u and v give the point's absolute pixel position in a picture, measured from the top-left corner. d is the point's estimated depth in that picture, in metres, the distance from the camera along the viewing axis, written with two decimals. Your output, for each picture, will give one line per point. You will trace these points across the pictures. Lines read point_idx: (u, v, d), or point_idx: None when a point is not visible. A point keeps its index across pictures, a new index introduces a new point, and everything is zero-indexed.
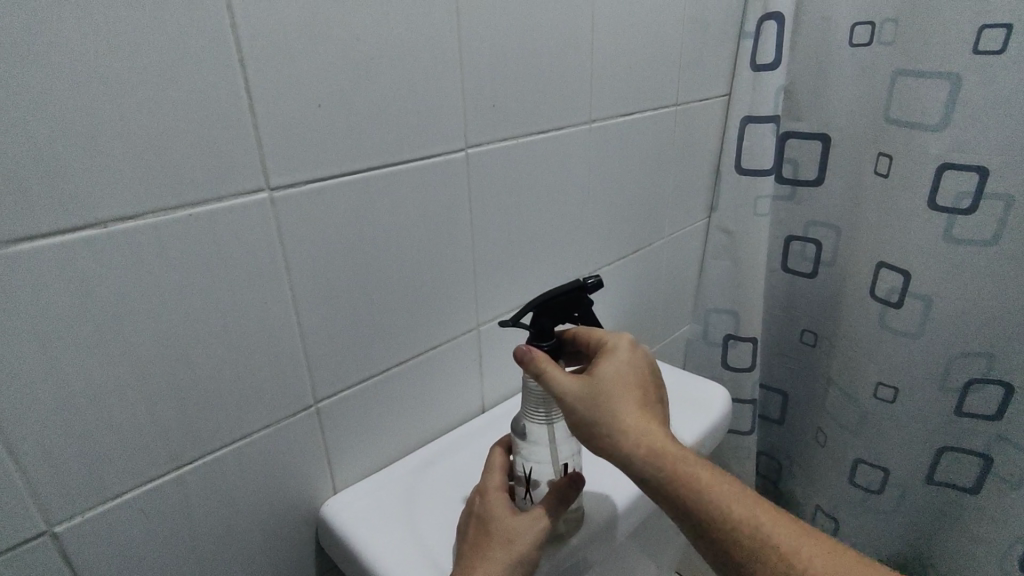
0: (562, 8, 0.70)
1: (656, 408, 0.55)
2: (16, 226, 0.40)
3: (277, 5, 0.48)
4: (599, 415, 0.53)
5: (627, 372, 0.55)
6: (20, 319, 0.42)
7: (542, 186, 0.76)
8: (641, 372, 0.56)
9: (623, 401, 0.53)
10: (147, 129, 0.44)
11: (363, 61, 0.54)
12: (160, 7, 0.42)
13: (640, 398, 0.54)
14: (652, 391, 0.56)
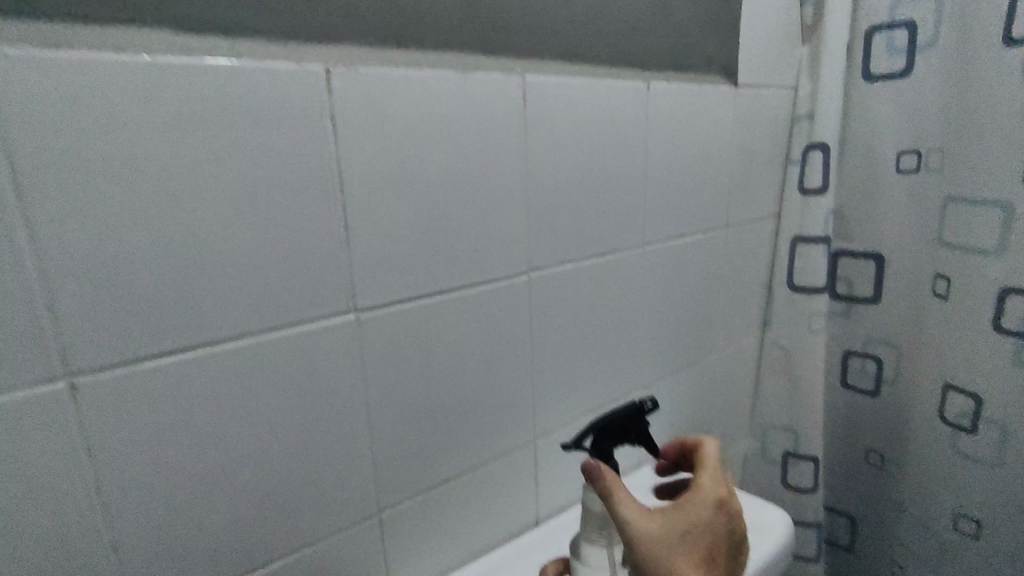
0: (619, 146, 0.77)
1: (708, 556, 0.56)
2: (143, 346, 0.46)
3: (376, 157, 0.55)
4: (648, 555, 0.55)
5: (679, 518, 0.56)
6: (137, 426, 0.47)
7: (598, 304, 0.80)
8: (699, 517, 0.57)
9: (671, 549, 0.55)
10: (260, 261, 0.51)
11: (445, 199, 0.61)
12: (283, 162, 0.50)
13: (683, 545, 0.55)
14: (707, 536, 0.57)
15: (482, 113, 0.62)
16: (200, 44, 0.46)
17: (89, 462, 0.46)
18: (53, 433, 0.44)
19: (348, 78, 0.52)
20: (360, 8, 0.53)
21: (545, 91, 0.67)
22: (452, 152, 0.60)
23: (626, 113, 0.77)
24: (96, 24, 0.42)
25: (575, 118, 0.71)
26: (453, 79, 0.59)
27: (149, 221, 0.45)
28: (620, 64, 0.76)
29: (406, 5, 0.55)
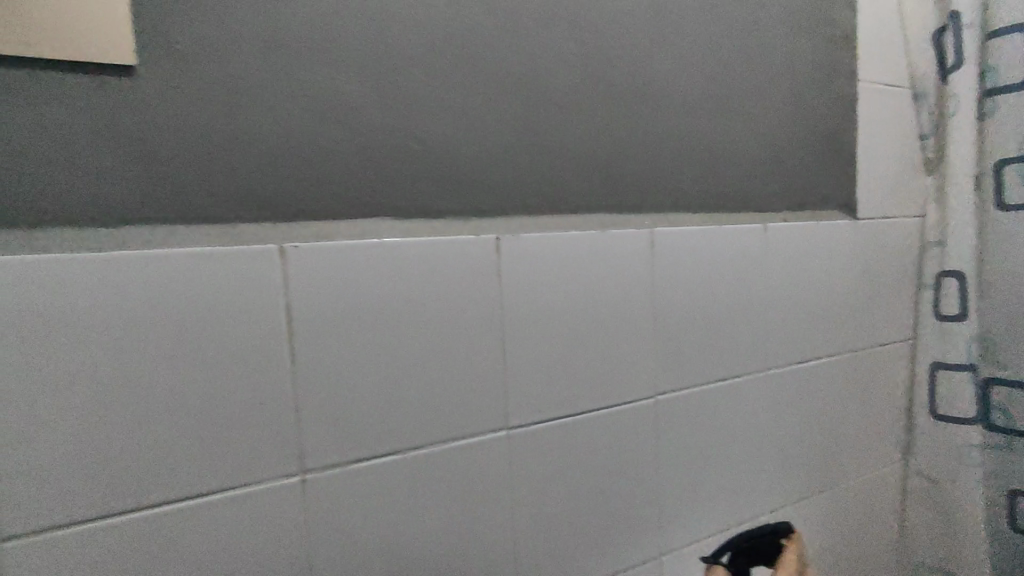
0: (741, 279, 0.84)
1: None
2: (350, 456, 0.58)
3: (530, 298, 0.67)
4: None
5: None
6: (340, 519, 0.58)
7: (723, 427, 0.84)
8: None
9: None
10: (437, 386, 0.62)
11: (584, 333, 0.70)
12: (459, 305, 0.63)
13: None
14: None
15: (617, 259, 0.72)
16: (408, 223, 0.61)
17: (305, 551, 0.57)
18: (284, 526, 0.56)
19: (514, 241, 0.65)
20: (521, 186, 0.67)
21: (671, 239, 0.77)
22: (591, 293, 0.71)
23: (747, 251, 0.84)
24: (343, 217, 0.58)
25: (698, 258, 0.79)
26: (593, 234, 0.71)
27: (363, 358, 0.58)
28: (737, 209, 0.85)
29: (555, 181, 0.69)
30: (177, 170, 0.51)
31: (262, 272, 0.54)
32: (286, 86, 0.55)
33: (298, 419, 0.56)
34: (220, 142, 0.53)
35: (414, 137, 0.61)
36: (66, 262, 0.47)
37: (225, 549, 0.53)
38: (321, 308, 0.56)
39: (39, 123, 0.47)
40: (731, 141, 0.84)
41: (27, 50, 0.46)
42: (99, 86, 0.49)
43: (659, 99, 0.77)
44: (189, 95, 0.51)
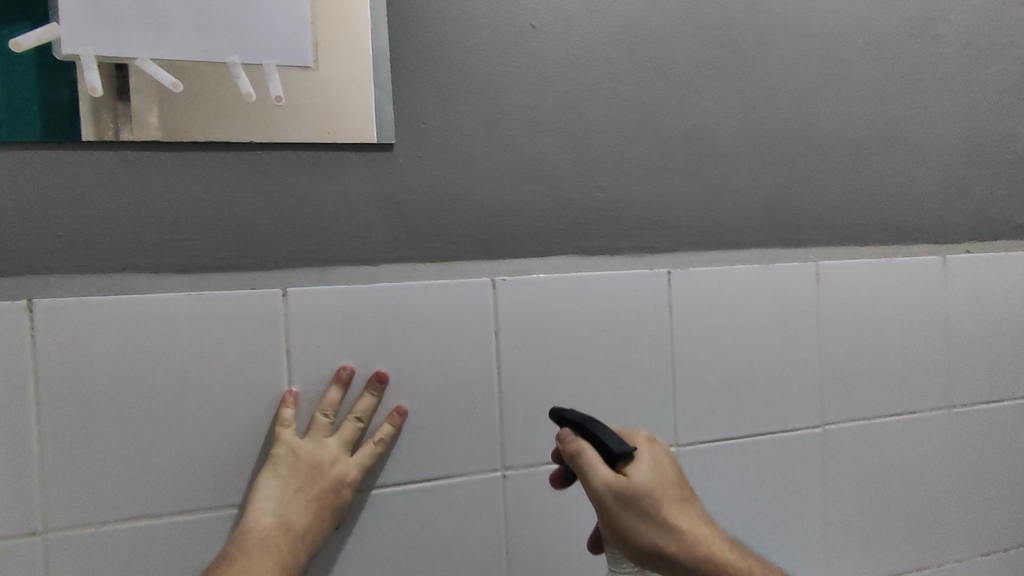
0: (916, 312, 0.82)
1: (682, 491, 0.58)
2: (542, 458, 0.68)
3: (698, 326, 0.73)
4: (637, 518, 0.54)
5: (656, 467, 0.56)
6: (533, 512, 0.68)
7: (900, 463, 0.82)
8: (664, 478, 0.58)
9: (670, 505, 0.55)
10: (616, 402, 0.70)
11: (746, 359, 0.75)
12: (635, 331, 0.71)
13: (678, 495, 0.56)
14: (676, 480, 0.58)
15: (781, 292, 0.76)
16: (592, 260, 0.71)
17: (504, 535, 0.67)
18: (489, 511, 0.67)
19: (684, 274, 0.73)
20: (689, 225, 0.75)
21: (838, 272, 0.79)
22: (755, 323, 0.75)
23: (922, 283, 0.83)
24: (538, 255, 0.69)
25: (867, 291, 0.80)
26: (758, 268, 0.76)
27: (554, 375, 0.68)
28: (910, 241, 0.84)
29: (718, 219, 0.76)
30: (419, 220, 0.66)
31: (478, 302, 0.66)
32: (499, 151, 0.68)
33: (502, 423, 0.67)
34: (449, 198, 0.67)
35: (598, 186, 0.71)
36: (345, 293, 0.63)
37: (444, 526, 0.66)
38: (523, 331, 0.67)
39: (331, 190, 0.64)
40: (903, 173, 0.84)
41: (327, 135, 0.63)
42: (370, 160, 0.65)
43: (823, 138, 0.80)
44: (430, 163, 0.66)
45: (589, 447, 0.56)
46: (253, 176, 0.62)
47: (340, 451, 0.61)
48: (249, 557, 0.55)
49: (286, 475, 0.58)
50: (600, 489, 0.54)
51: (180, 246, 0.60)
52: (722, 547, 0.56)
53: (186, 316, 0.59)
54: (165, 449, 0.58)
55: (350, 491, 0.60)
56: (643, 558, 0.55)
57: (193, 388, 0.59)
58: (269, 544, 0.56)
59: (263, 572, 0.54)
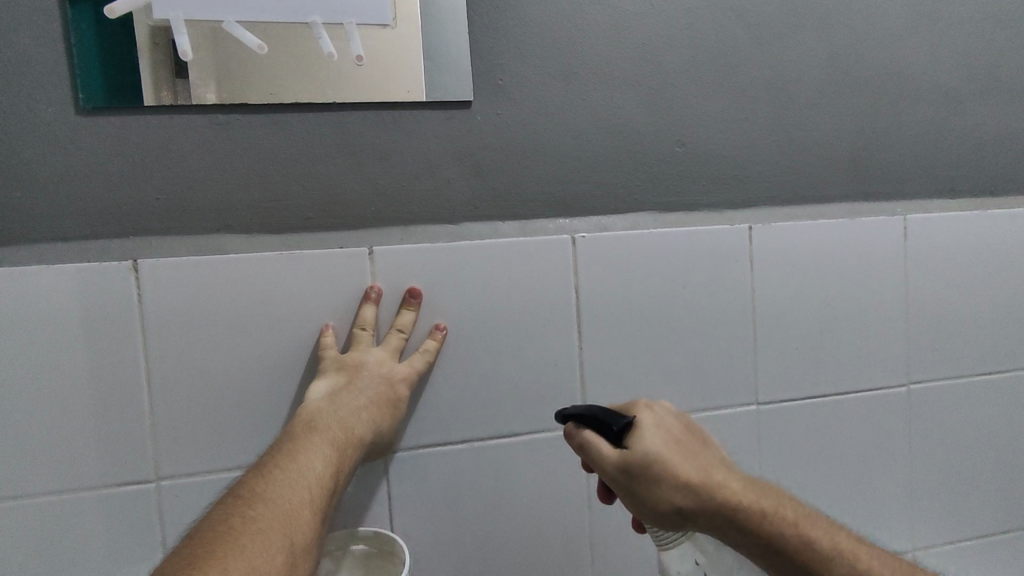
0: (1008, 268, 0.79)
1: (700, 449, 0.52)
2: None
3: (779, 282, 0.71)
4: (652, 483, 0.49)
5: (659, 431, 0.51)
6: None
7: (987, 423, 0.79)
8: (680, 435, 0.53)
9: (682, 461, 0.50)
10: (695, 359, 0.70)
11: (828, 316, 0.73)
12: (714, 288, 0.70)
13: (689, 450, 0.51)
14: (692, 439, 0.53)
15: (865, 246, 0.74)
16: (670, 216, 0.70)
17: (585, 488, 0.68)
18: (570, 467, 0.68)
19: (765, 229, 0.71)
20: (770, 179, 0.72)
21: (926, 225, 0.76)
22: (838, 279, 0.73)
23: (1014, 236, 0.79)
24: (617, 212, 0.69)
25: (956, 245, 0.77)
26: (841, 222, 0.73)
27: (634, 331, 0.68)
28: (1003, 194, 0.80)
29: (800, 173, 0.73)
30: (497, 177, 0.66)
31: (558, 259, 0.66)
32: (576, 106, 0.67)
33: (583, 380, 0.67)
34: (527, 155, 0.66)
35: (675, 141, 0.69)
36: (429, 251, 0.63)
37: (528, 478, 0.67)
38: (603, 287, 0.67)
39: (412, 149, 0.64)
40: (998, 121, 0.79)
41: (407, 95, 0.63)
42: (449, 118, 0.64)
43: (911, 86, 0.76)
44: (507, 119, 0.66)
45: (592, 431, 0.52)
46: (337, 136, 0.62)
47: (386, 356, 0.61)
48: (306, 436, 0.53)
49: (334, 376, 0.59)
50: (610, 468, 0.50)
51: (269, 207, 0.61)
52: (750, 490, 0.50)
53: (278, 274, 0.60)
54: (264, 402, 0.61)
55: (401, 386, 0.60)
56: (669, 522, 0.50)
57: (288, 344, 0.61)
58: (320, 423, 0.55)
59: (321, 449, 0.53)
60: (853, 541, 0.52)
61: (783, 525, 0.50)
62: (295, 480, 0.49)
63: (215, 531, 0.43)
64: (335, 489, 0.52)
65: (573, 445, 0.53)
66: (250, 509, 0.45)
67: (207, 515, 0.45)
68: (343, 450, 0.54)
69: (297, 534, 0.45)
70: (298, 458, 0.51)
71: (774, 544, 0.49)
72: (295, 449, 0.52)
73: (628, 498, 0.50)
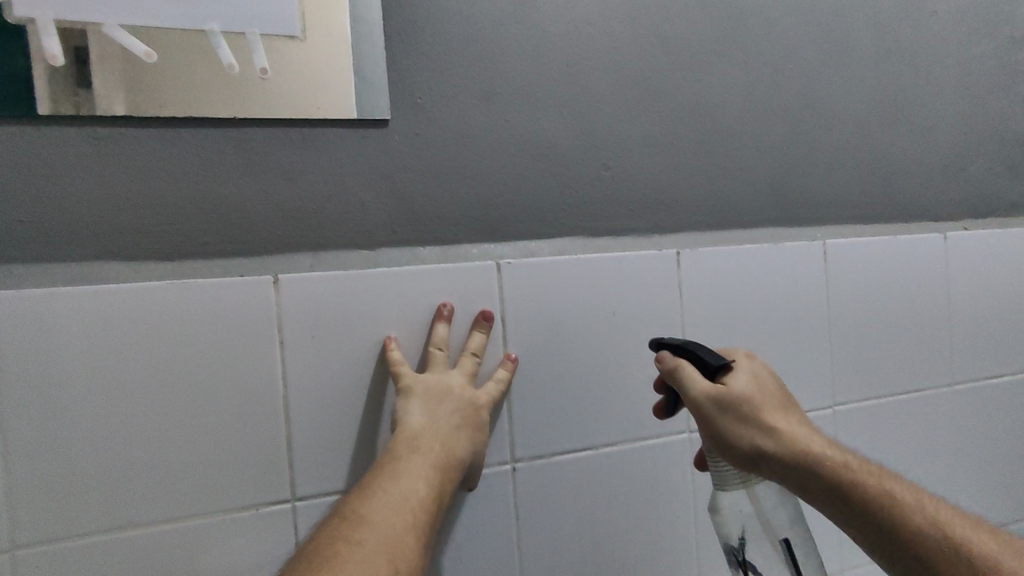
0: (920, 289, 0.82)
1: (791, 409, 0.56)
2: (552, 449, 0.65)
3: (708, 307, 0.71)
4: (735, 421, 0.54)
5: (752, 377, 0.56)
6: (543, 505, 0.65)
7: (907, 441, 0.81)
8: (775, 390, 0.56)
9: (767, 409, 0.54)
10: (627, 387, 0.68)
11: (756, 340, 0.73)
12: (644, 314, 0.68)
13: (779, 404, 0.56)
14: (785, 398, 0.57)
15: (789, 271, 0.74)
16: (598, 241, 0.68)
17: (515, 529, 0.64)
18: (498, 508, 0.63)
19: (693, 254, 0.70)
20: (696, 203, 0.72)
21: (844, 249, 0.77)
22: (764, 303, 0.73)
23: (924, 259, 0.82)
24: (544, 237, 0.66)
25: (872, 268, 0.79)
26: (766, 247, 0.74)
27: (564, 359, 0.65)
28: (912, 218, 0.83)
29: (725, 197, 0.73)
30: (418, 201, 0.62)
31: (482, 286, 0.63)
32: (500, 127, 0.65)
33: (511, 414, 0.63)
34: (449, 178, 0.63)
35: (602, 164, 0.68)
36: (342, 279, 0.59)
37: (453, 523, 0.62)
38: (530, 314, 0.64)
39: (323, 169, 0.59)
40: (905, 150, 0.83)
41: (317, 112, 0.58)
42: (363, 137, 0.61)
43: (826, 115, 0.78)
44: (427, 140, 0.62)
45: (686, 362, 0.56)
46: (239, 153, 0.57)
47: (465, 380, 0.59)
48: (409, 456, 0.53)
49: (423, 396, 0.57)
50: (697, 398, 0.54)
51: (158, 232, 0.55)
52: (828, 447, 0.53)
53: (167, 307, 0.54)
54: (150, 453, 0.54)
55: (484, 411, 0.59)
56: (743, 462, 0.54)
57: (179, 385, 0.54)
58: (422, 445, 0.54)
59: (423, 472, 0.52)
60: (960, 519, 0.50)
61: (858, 483, 0.52)
62: (400, 502, 0.49)
63: (321, 556, 0.42)
64: (439, 510, 0.52)
65: (664, 372, 0.57)
66: (355, 533, 0.45)
67: (311, 538, 0.45)
68: (444, 471, 0.54)
69: (401, 562, 0.44)
70: (399, 479, 0.50)
71: (852, 499, 0.52)
72: (399, 469, 0.52)
73: (709, 434, 0.55)
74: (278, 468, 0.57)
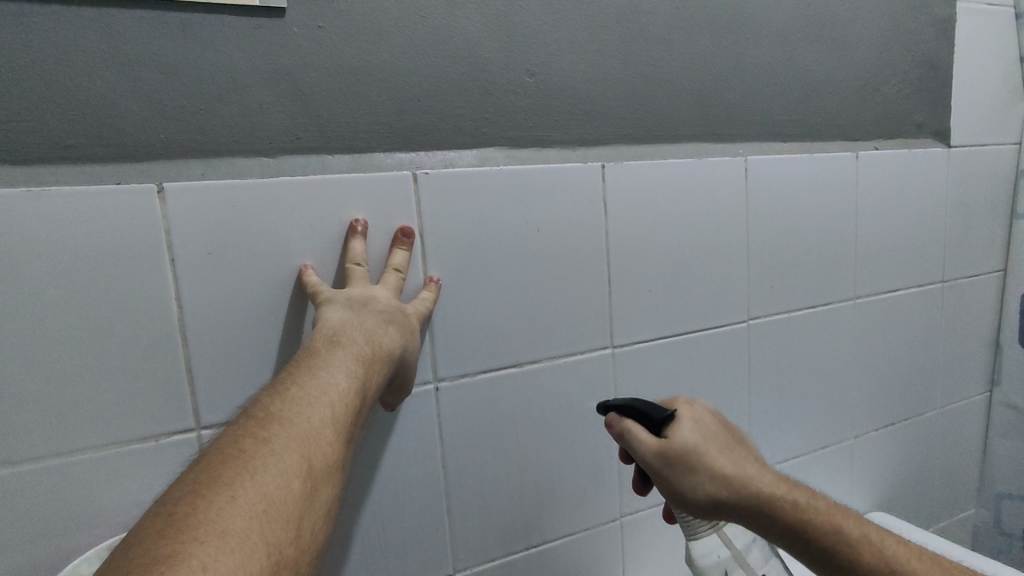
0: (830, 208, 0.85)
1: (741, 450, 0.55)
2: (475, 368, 0.64)
3: (632, 224, 0.70)
4: (687, 473, 0.52)
5: (697, 425, 0.54)
6: (467, 422, 0.64)
7: (809, 351, 0.86)
8: (722, 433, 0.55)
9: (716, 454, 0.53)
10: (550, 304, 0.67)
11: (677, 257, 0.74)
12: (569, 230, 0.67)
13: (726, 444, 0.54)
14: (731, 438, 0.55)
15: (711, 187, 0.75)
16: (522, 152, 0.65)
17: (439, 448, 0.63)
18: (420, 427, 0.62)
19: (618, 168, 0.68)
20: (621, 115, 0.70)
21: (763, 166, 0.78)
22: (686, 220, 0.73)
23: (836, 177, 0.84)
24: (463, 148, 0.62)
25: (790, 186, 0.80)
26: (689, 161, 0.73)
27: (486, 277, 0.63)
28: (827, 138, 0.85)
29: (651, 110, 0.72)
30: (322, 105, 0.56)
31: (397, 198, 0.58)
32: (414, 23, 0.59)
33: (433, 333, 0.61)
34: (358, 77, 0.57)
35: (525, 70, 0.64)
36: (239, 189, 0.53)
37: (376, 445, 0.60)
38: (450, 229, 0.61)
39: (209, 61, 0.52)
40: (824, 67, 0.83)
41: None
42: (255, 27, 0.53)
43: (752, 27, 0.77)
44: (331, 33, 0.56)
45: (633, 423, 0.55)
46: (101, 38, 0.49)
47: (390, 295, 0.56)
48: (327, 352, 0.48)
49: (347, 302, 0.53)
50: (648, 456, 0.53)
51: (6, 130, 0.47)
52: (784, 485, 0.52)
53: (27, 218, 0.47)
54: (23, 384, 0.48)
55: (414, 319, 0.56)
56: (701, 510, 0.53)
57: (51, 308, 0.48)
58: (346, 338, 0.50)
59: (346, 363, 0.48)
60: (914, 556, 0.51)
61: (819, 525, 0.51)
62: (317, 397, 0.44)
63: (224, 453, 0.38)
64: (364, 403, 0.47)
65: (613, 435, 0.56)
66: (263, 428, 0.40)
67: (217, 436, 0.40)
68: (370, 363, 0.49)
69: (316, 456, 0.40)
70: (320, 372, 0.46)
71: (810, 538, 0.51)
72: (315, 363, 0.47)
73: (666, 491, 0.54)
74: (178, 396, 0.53)
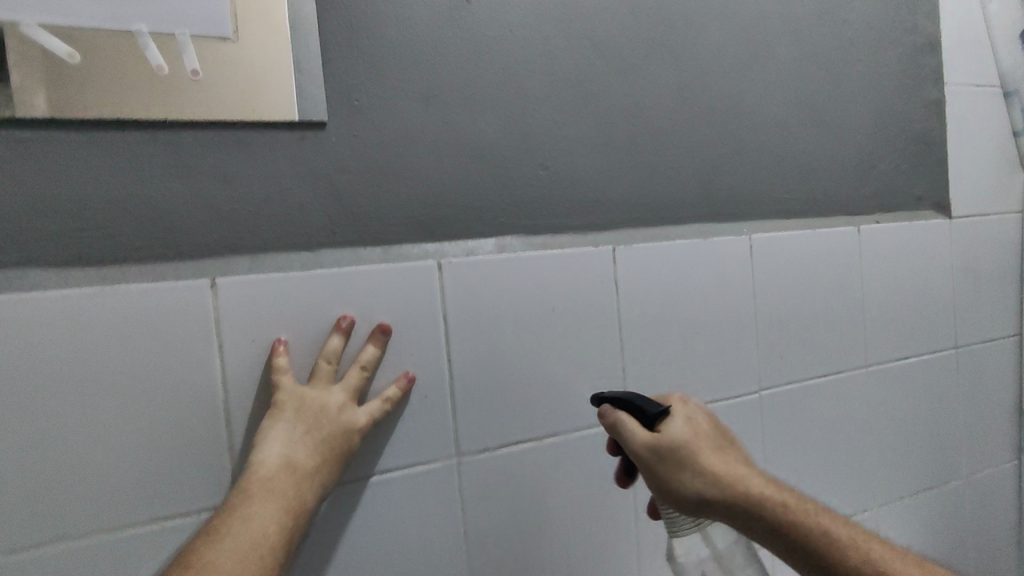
0: (836, 280, 0.88)
1: (731, 452, 0.59)
2: (494, 443, 0.67)
3: (642, 301, 0.74)
4: (676, 468, 0.56)
5: (690, 424, 0.58)
6: (488, 496, 0.67)
7: (825, 421, 0.87)
8: (714, 436, 0.59)
9: (705, 454, 0.56)
10: (566, 380, 0.70)
11: (687, 331, 0.77)
12: (582, 308, 0.71)
13: (716, 445, 0.58)
14: (722, 439, 0.59)
15: (717, 265, 0.79)
16: (537, 238, 0.71)
17: (462, 522, 0.66)
18: (443, 501, 0.65)
19: (627, 251, 0.73)
20: (629, 202, 0.75)
21: (767, 243, 0.82)
22: (694, 296, 0.77)
23: (839, 251, 0.88)
24: (483, 237, 0.68)
25: (794, 261, 0.84)
26: (695, 242, 0.78)
27: (504, 355, 0.67)
28: (828, 214, 0.90)
29: (657, 195, 0.77)
30: (356, 204, 0.63)
31: (423, 286, 0.64)
32: (439, 130, 0.66)
33: (455, 410, 0.65)
34: (388, 178, 0.64)
35: (539, 165, 0.70)
36: (282, 283, 0.59)
37: (402, 520, 0.63)
38: (471, 312, 0.66)
39: (258, 171, 0.59)
40: (821, 149, 0.89)
41: (252, 113, 0.58)
42: (300, 139, 0.61)
43: (750, 116, 0.83)
44: (365, 141, 0.63)
45: (626, 414, 0.59)
46: (169, 155, 0.56)
47: (344, 399, 0.58)
48: (257, 501, 0.51)
49: (293, 419, 0.55)
50: (638, 448, 0.57)
51: (85, 237, 0.54)
52: (770, 487, 0.56)
53: (98, 314, 0.53)
54: (82, 465, 0.52)
55: (358, 435, 0.58)
56: (689, 509, 0.56)
57: (112, 394, 0.53)
58: (276, 486, 0.52)
59: (270, 519, 0.50)
60: (892, 555, 0.55)
61: (803, 523, 0.54)
62: (239, 559, 0.47)
63: None
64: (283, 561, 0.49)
65: (606, 425, 0.60)
66: None
67: None
68: (293, 515, 0.52)
69: None
70: (244, 531, 0.49)
71: (792, 536, 0.54)
72: (243, 517, 0.50)
73: (655, 485, 0.57)
74: (221, 475, 0.57)
